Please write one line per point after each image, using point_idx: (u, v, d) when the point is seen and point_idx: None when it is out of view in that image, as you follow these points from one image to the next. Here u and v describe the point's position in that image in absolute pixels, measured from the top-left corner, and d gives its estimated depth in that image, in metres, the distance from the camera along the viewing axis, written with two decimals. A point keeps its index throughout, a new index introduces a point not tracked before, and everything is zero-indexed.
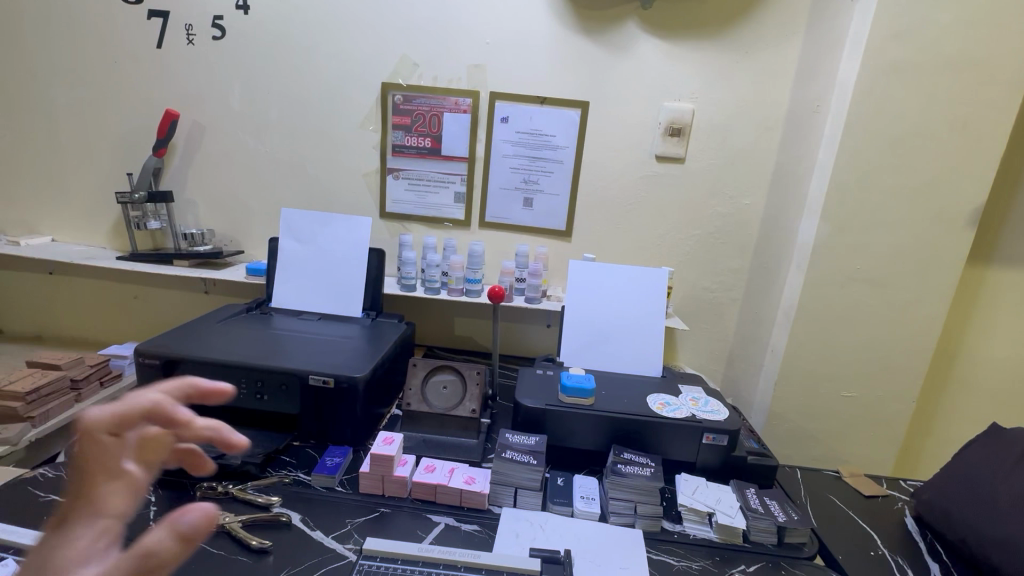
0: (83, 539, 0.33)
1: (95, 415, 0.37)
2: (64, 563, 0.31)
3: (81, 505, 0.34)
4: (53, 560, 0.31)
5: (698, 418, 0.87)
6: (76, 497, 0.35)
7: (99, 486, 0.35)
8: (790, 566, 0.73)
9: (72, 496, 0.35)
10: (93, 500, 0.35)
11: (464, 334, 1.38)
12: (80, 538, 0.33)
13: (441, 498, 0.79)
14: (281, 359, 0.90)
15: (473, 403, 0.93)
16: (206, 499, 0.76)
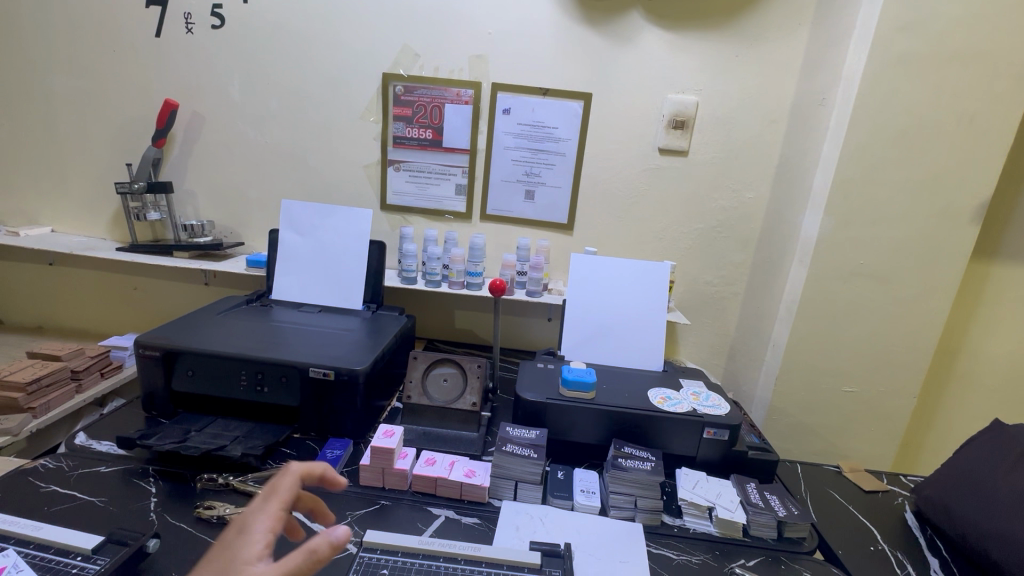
0: (258, 542, 0.41)
1: (293, 465, 0.49)
2: (245, 558, 0.39)
3: (264, 508, 0.44)
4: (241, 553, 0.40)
5: (700, 413, 0.87)
6: (261, 508, 0.44)
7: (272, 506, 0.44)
8: (790, 560, 0.74)
9: (257, 510, 0.44)
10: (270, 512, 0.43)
11: (464, 327, 1.37)
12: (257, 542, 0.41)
13: (442, 491, 0.79)
14: (281, 351, 0.90)
15: (474, 396, 0.93)
16: (205, 491, 0.76)
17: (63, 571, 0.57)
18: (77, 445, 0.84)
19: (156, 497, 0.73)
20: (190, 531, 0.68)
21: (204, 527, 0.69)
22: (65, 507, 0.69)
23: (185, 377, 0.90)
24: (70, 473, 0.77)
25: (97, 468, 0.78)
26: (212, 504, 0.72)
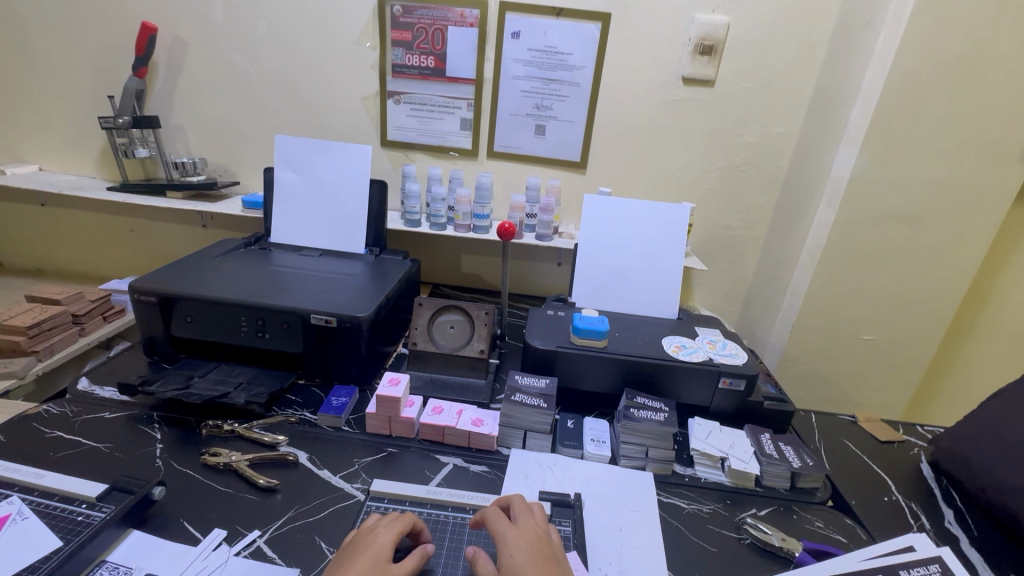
0: (385, 532, 0.55)
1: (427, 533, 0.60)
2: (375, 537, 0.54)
3: (393, 524, 0.57)
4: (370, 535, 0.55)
5: (716, 362, 0.84)
6: (388, 524, 0.57)
7: (397, 525, 0.56)
8: (802, 510, 0.73)
9: (396, 518, 0.58)
10: (397, 529, 0.56)
11: (470, 272, 1.33)
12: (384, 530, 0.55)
13: (449, 439, 0.78)
14: (281, 297, 0.86)
15: (481, 344, 0.90)
16: (211, 437, 0.75)
17: (69, 519, 0.56)
18: (81, 390, 0.83)
19: (161, 443, 0.73)
20: (197, 477, 0.67)
21: (211, 473, 0.68)
22: (70, 453, 0.69)
23: (184, 323, 0.87)
24: (74, 418, 0.76)
25: (101, 414, 0.77)
26: (217, 451, 0.71)
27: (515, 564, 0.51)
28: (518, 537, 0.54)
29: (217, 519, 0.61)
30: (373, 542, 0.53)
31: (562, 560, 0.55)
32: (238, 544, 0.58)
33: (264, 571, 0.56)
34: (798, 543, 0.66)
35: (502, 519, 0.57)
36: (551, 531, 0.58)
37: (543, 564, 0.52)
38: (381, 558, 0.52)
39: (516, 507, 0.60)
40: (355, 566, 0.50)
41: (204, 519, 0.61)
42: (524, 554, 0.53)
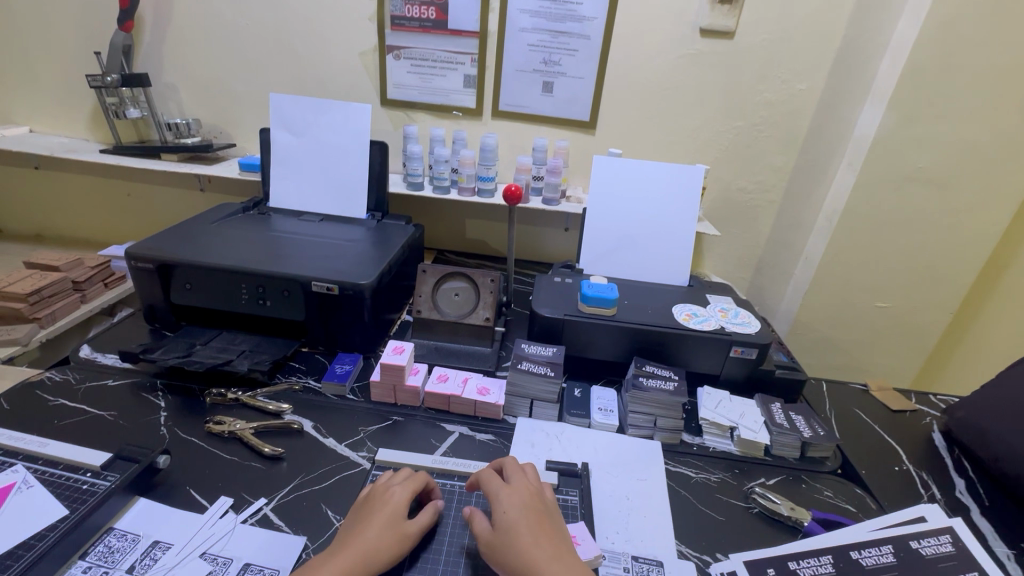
0: (397, 492, 0.57)
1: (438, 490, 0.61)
2: (386, 499, 0.56)
3: (407, 482, 0.58)
4: (381, 497, 0.56)
5: (727, 331, 0.82)
6: (403, 482, 0.58)
7: (412, 483, 0.58)
8: (811, 479, 0.72)
9: (407, 476, 0.60)
10: (411, 489, 0.57)
11: (475, 238, 1.30)
12: (395, 491, 0.57)
13: (455, 408, 0.77)
14: (282, 264, 0.84)
15: (487, 311, 0.88)
16: (215, 405, 0.74)
17: (74, 488, 0.56)
18: (82, 358, 0.82)
19: (165, 411, 0.72)
20: (202, 446, 0.67)
21: (216, 442, 0.68)
22: (75, 420, 0.68)
23: (184, 290, 0.86)
24: (77, 386, 0.75)
25: (104, 381, 0.77)
26: (222, 419, 0.71)
27: (509, 523, 0.52)
28: (512, 496, 0.55)
29: (224, 487, 0.61)
30: (386, 505, 0.55)
31: (556, 516, 0.56)
32: (245, 512, 0.58)
33: (272, 539, 0.56)
34: (807, 513, 0.65)
35: (495, 479, 0.58)
36: (544, 488, 0.59)
37: (537, 522, 0.53)
38: (397, 515, 0.54)
39: (510, 466, 0.60)
40: (372, 525, 0.53)
41: (210, 487, 0.61)
42: (518, 511, 0.54)
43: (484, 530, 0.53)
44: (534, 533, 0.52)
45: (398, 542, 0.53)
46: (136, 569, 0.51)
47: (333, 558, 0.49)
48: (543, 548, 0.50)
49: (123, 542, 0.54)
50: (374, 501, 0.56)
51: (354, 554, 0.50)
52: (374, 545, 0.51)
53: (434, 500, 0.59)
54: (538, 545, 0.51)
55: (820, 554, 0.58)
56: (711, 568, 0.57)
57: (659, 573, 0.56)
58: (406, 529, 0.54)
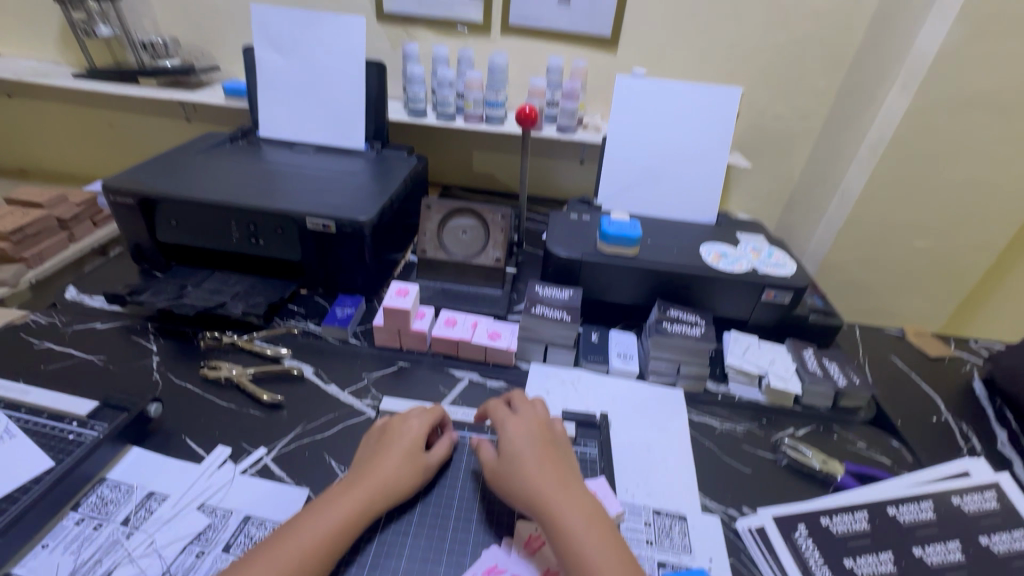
0: (415, 424, 0.54)
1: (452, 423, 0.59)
2: (403, 430, 0.54)
3: (424, 416, 0.56)
4: (397, 428, 0.54)
5: (760, 272, 0.75)
6: (421, 415, 0.56)
7: (429, 417, 0.56)
8: (843, 430, 0.67)
9: (422, 409, 0.57)
10: (429, 422, 0.55)
11: (483, 172, 1.20)
12: (413, 423, 0.55)
13: (464, 353, 0.72)
14: (273, 198, 0.77)
15: (498, 251, 0.81)
16: (210, 349, 0.70)
17: (59, 438, 0.52)
18: (69, 300, 0.77)
19: (158, 355, 0.68)
20: (197, 392, 0.63)
21: (212, 388, 0.64)
22: (62, 366, 0.65)
23: (171, 227, 0.80)
24: (64, 329, 0.71)
25: (92, 324, 0.72)
26: (217, 364, 0.66)
27: (514, 452, 0.51)
28: (517, 426, 0.53)
29: (222, 436, 0.58)
30: (403, 437, 0.53)
31: (565, 448, 0.53)
32: (244, 463, 0.55)
33: (273, 490, 0.53)
34: (840, 466, 0.61)
35: (502, 409, 0.56)
36: (555, 420, 0.56)
37: (543, 450, 0.51)
38: (416, 448, 0.52)
39: (517, 398, 0.58)
40: (390, 457, 0.51)
41: (207, 435, 0.58)
42: (524, 441, 0.52)
43: (489, 459, 0.52)
44: (540, 462, 0.50)
45: (416, 475, 0.51)
46: (131, 521, 0.49)
47: (351, 491, 0.47)
48: (548, 477, 0.48)
49: (117, 493, 0.51)
50: (390, 432, 0.54)
51: (373, 487, 0.48)
52: (392, 479, 0.49)
53: (447, 432, 0.58)
54: (543, 473, 0.48)
55: (856, 510, 0.55)
56: (738, 524, 0.54)
57: (682, 528, 0.53)
58: (423, 462, 0.52)
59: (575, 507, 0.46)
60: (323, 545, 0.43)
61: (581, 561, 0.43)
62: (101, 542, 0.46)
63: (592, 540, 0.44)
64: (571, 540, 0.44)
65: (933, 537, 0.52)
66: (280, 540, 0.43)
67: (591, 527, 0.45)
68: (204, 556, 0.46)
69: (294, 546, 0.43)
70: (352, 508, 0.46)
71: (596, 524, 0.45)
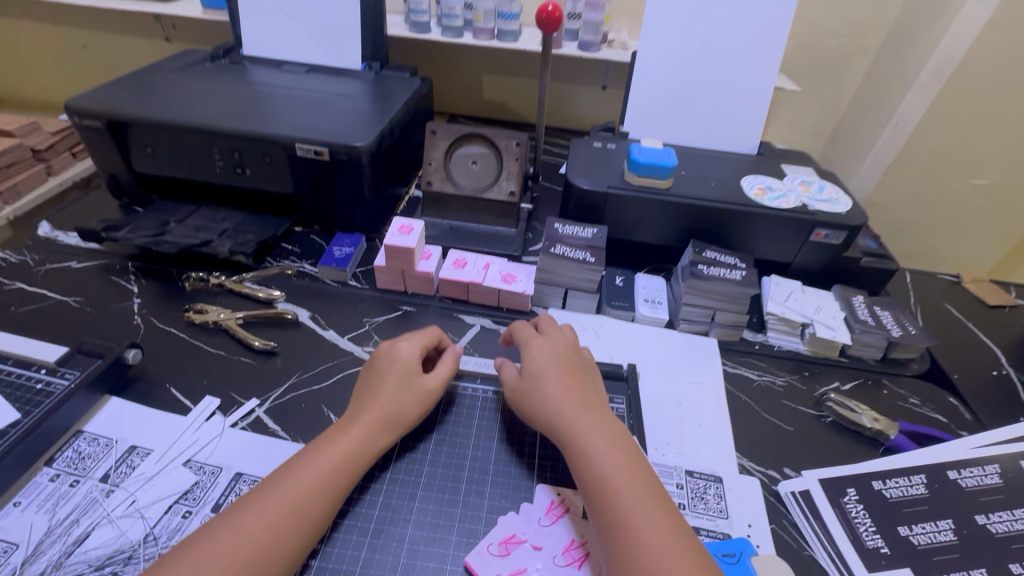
0: (405, 350, 0.47)
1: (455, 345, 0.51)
2: (392, 358, 0.47)
3: (414, 338, 0.49)
4: (385, 356, 0.47)
5: (811, 209, 0.66)
6: (411, 337, 0.49)
7: (422, 337, 0.49)
8: (894, 384, 0.61)
9: (412, 332, 0.50)
10: (422, 343, 0.48)
11: (493, 99, 1.08)
12: (402, 348, 0.47)
13: (475, 297, 0.65)
14: (257, 121, 0.68)
15: (511, 184, 0.72)
16: (196, 291, 0.64)
17: (26, 388, 0.47)
18: (42, 237, 0.71)
19: (139, 297, 0.62)
20: (183, 337, 0.57)
21: (199, 333, 0.58)
22: (34, 308, 0.59)
23: (146, 156, 0.71)
24: (36, 268, 0.65)
25: (67, 264, 0.66)
26: (204, 308, 0.60)
27: (535, 368, 0.46)
28: (541, 343, 0.48)
29: (210, 386, 0.53)
30: (394, 365, 0.46)
31: (593, 372, 0.48)
32: (234, 415, 0.50)
33: (267, 445, 0.48)
34: (893, 425, 0.54)
35: (527, 329, 0.51)
36: (584, 348, 0.51)
37: (567, 370, 0.46)
38: (411, 373, 0.46)
39: (546, 321, 0.53)
40: (381, 389, 0.44)
41: (193, 385, 0.53)
42: (549, 358, 0.47)
43: (510, 376, 0.47)
44: (563, 381, 0.45)
45: (420, 402, 0.45)
46: (111, 478, 0.44)
47: (345, 430, 0.41)
48: (570, 396, 0.43)
49: (95, 448, 0.46)
50: (378, 362, 0.47)
51: (369, 423, 0.42)
52: (390, 410, 0.43)
53: (447, 350, 0.50)
54: (564, 393, 0.44)
55: (913, 473, 0.49)
56: (779, 488, 0.49)
57: (718, 490, 0.48)
58: (422, 387, 0.45)
59: (599, 431, 0.41)
60: (323, 488, 0.38)
61: (601, 484, 0.38)
62: (78, 501, 0.42)
63: (615, 464, 0.39)
64: (592, 462, 0.39)
65: (997, 504, 0.46)
66: (271, 486, 0.37)
67: (613, 450, 0.40)
68: (192, 516, 0.42)
69: (288, 491, 0.37)
70: (350, 447, 0.41)
71: (622, 449, 0.40)
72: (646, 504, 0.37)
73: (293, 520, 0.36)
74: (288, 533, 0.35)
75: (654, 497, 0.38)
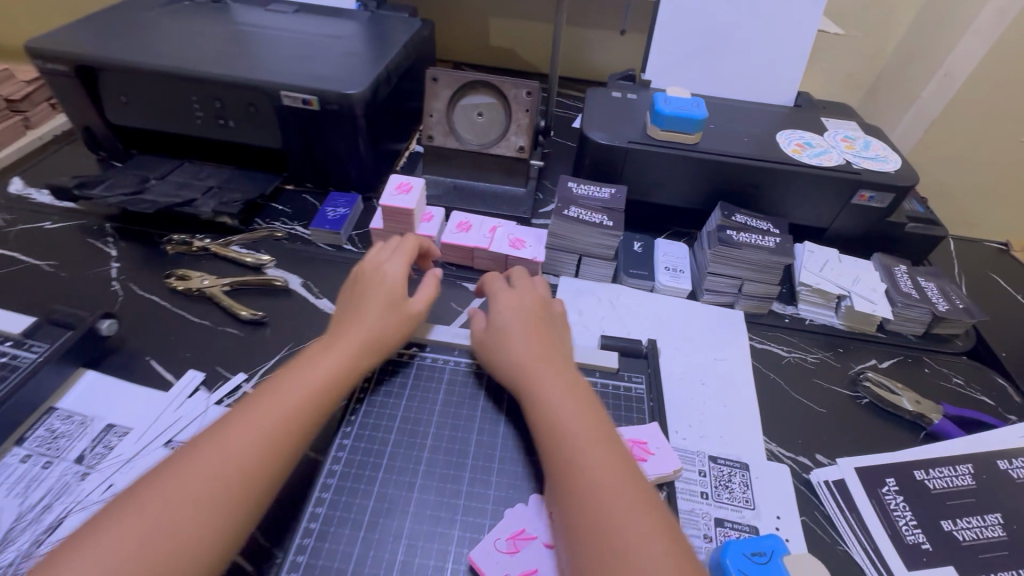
0: (392, 267, 0.45)
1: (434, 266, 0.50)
2: (378, 275, 0.45)
3: (399, 256, 0.47)
4: (369, 273, 0.45)
5: (855, 168, 0.59)
6: (395, 255, 0.47)
7: (407, 257, 0.47)
8: (936, 362, 0.56)
9: (393, 248, 0.48)
10: (407, 262, 0.46)
11: (501, 46, 0.99)
12: (389, 266, 0.46)
13: (480, 263, 0.60)
14: (238, 66, 0.61)
15: (521, 139, 0.65)
16: (179, 255, 0.59)
17: None
18: (14, 195, 0.66)
19: (118, 262, 0.57)
20: (164, 305, 0.53)
21: (182, 301, 0.54)
22: (5, 273, 0.55)
23: (120, 105, 0.65)
24: (8, 229, 0.60)
25: (41, 224, 0.61)
26: (187, 274, 0.56)
27: (496, 326, 0.42)
28: (507, 297, 0.44)
29: (194, 358, 0.49)
30: (380, 282, 0.44)
31: (562, 330, 0.43)
32: (220, 391, 0.46)
33: None
34: (937, 408, 0.50)
35: (497, 282, 0.47)
36: (555, 302, 0.46)
37: (528, 323, 0.42)
38: (398, 294, 0.44)
39: (518, 274, 0.48)
40: (368, 309, 0.42)
41: (176, 357, 0.49)
42: (509, 312, 0.43)
43: (477, 328, 0.44)
44: (522, 334, 0.41)
45: (405, 325, 0.44)
46: (87, 460, 0.41)
47: (330, 348, 0.39)
48: (528, 348, 0.40)
49: (69, 426, 0.42)
50: (362, 280, 0.45)
51: (355, 342, 0.40)
52: (376, 332, 0.42)
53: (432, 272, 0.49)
54: (522, 346, 0.40)
55: (958, 462, 0.45)
56: (811, 476, 0.45)
57: (745, 478, 0.44)
58: (407, 308, 0.44)
59: (556, 381, 0.37)
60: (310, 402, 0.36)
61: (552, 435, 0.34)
62: (51, 484, 0.39)
63: (568, 412, 0.35)
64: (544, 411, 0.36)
65: None
66: (256, 400, 0.35)
67: (568, 399, 0.36)
68: None
69: (273, 404, 0.35)
70: (336, 364, 0.39)
71: (579, 398, 0.36)
72: (595, 447, 0.33)
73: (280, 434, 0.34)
74: (281, 444, 0.33)
75: (609, 445, 0.34)
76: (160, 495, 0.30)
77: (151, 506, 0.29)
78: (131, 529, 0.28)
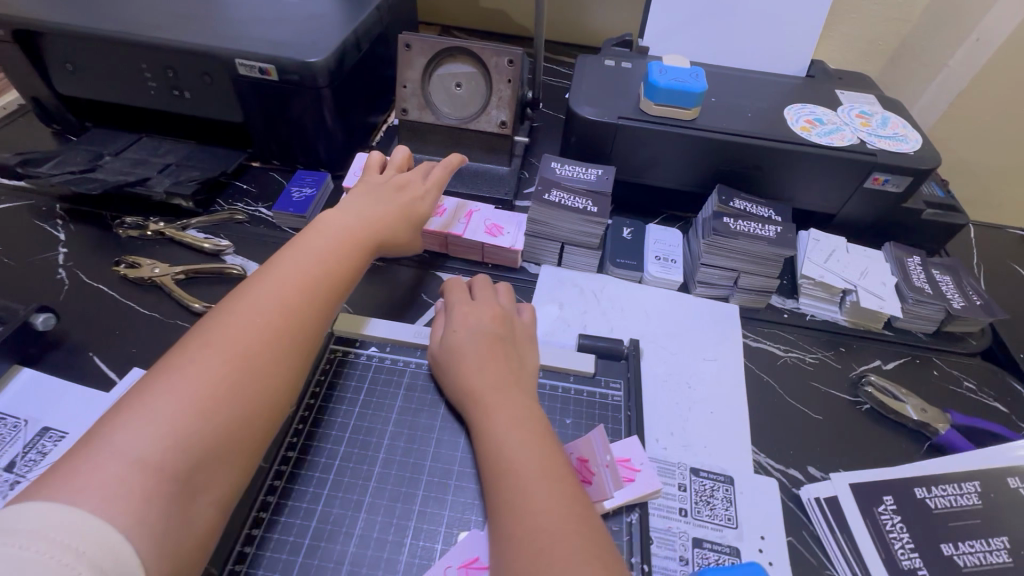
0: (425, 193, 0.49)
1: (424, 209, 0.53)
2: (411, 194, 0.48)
3: (434, 193, 0.50)
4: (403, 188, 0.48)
5: (871, 149, 0.53)
6: (430, 181, 0.50)
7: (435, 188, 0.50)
8: (946, 364, 0.51)
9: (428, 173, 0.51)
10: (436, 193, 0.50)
11: (491, 8, 0.92)
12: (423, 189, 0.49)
13: (455, 251, 0.56)
14: (190, 30, 0.56)
15: (502, 113, 0.59)
16: (132, 239, 0.55)
17: None
18: None
19: (66, 246, 0.53)
20: (112, 295, 0.50)
21: (132, 290, 0.50)
22: None
23: (67, 73, 0.60)
24: None
25: None
26: (137, 261, 0.52)
27: (447, 350, 0.38)
28: (461, 313, 0.40)
29: (140, 354, 0.45)
30: (408, 201, 0.47)
31: (522, 349, 0.39)
32: None
33: None
34: (944, 417, 0.46)
35: (456, 293, 0.42)
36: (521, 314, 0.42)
37: (483, 345, 0.37)
38: (413, 215, 0.47)
39: (479, 283, 0.44)
40: (392, 214, 0.45)
41: (121, 353, 0.45)
42: (462, 331, 0.38)
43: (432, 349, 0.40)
44: (475, 357, 0.37)
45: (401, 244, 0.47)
46: (16, 468, 0.38)
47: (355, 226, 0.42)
48: (479, 376, 0.35)
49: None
50: (397, 189, 0.47)
51: (376, 229, 0.43)
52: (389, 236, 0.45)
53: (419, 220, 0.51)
54: (473, 374, 0.36)
55: (966, 479, 0.41)
56: (801, 492, 0.41)
57: (728, 493, 0.41)
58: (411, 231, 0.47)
59: (507, 413, 0.33)
60: (348, 269, 0.39)
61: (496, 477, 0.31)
62: None
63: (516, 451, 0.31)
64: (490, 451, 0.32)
65: None
66: (293, 260, 0.37)
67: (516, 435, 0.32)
68: None
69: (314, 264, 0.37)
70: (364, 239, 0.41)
71: (531, 426, 0.33)
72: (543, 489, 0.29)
73: (325, 296, 0.36)
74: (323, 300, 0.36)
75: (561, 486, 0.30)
76: (225, 339, 0.32)
77: (223, 350, 0.31)
78: (209, 368, 0.30)
